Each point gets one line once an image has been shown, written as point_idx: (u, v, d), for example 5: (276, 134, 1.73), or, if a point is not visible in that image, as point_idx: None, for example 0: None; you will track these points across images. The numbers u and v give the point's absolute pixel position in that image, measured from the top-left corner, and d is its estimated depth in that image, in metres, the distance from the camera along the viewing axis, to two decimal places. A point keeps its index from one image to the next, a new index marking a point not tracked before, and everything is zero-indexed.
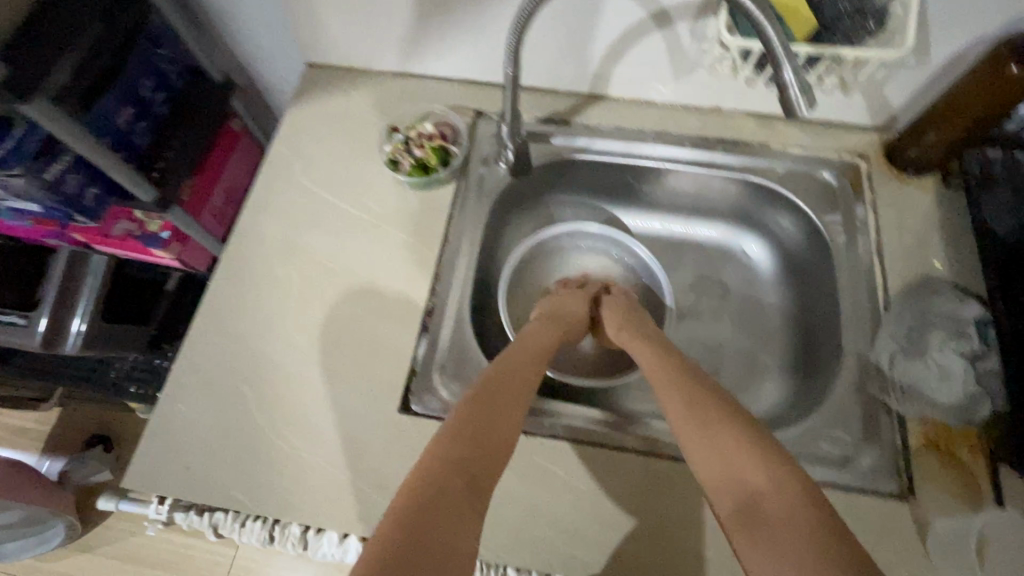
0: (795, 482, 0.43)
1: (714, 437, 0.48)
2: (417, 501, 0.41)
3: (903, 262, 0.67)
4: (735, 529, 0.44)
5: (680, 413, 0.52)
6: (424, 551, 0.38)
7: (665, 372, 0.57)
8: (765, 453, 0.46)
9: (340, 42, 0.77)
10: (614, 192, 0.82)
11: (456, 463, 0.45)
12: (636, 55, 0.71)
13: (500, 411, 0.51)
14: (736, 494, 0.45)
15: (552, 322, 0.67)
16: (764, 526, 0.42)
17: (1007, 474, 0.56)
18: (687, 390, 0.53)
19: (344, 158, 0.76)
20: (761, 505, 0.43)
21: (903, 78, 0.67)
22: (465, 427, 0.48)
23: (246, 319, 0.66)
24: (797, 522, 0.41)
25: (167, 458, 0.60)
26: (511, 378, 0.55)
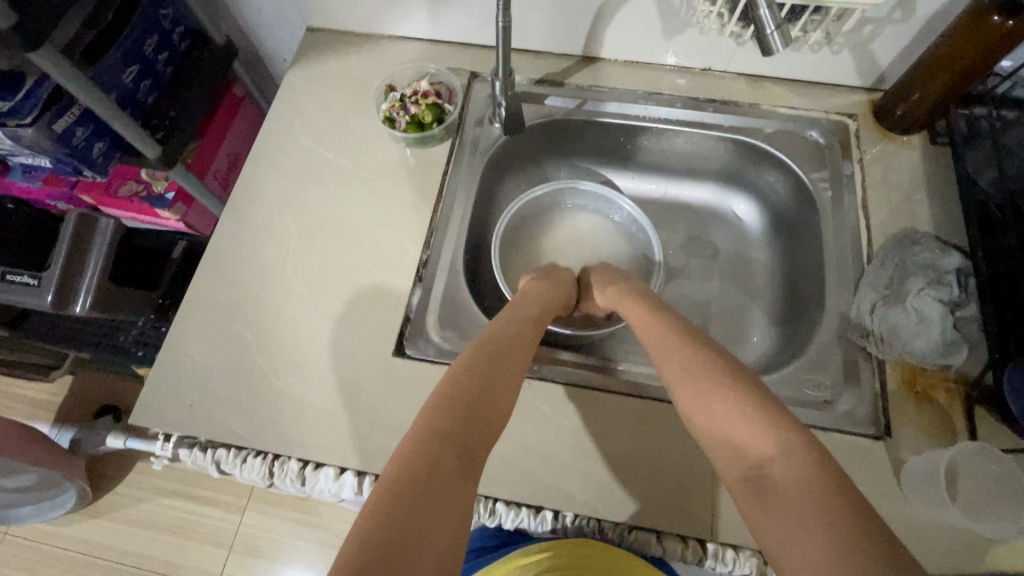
0: (798, 451, 0.44)
1: (713, 406, 0.50)
2: (417, 471, 0.43)
3: (888, 217, 0.68)
4: (740, 494, 0.45)
5: (679, 379, 0.54)
6: (424, 520, 0.40)
7: (661, 338, 0.59)
8: (764, 422, 0.47)
9: (339, 4, 0.78)
10: (606, 154, 0.84)
11: (455, 435, 0.47)
12: (628, 15, 0.72)
13: (499, 384, 0.53)
14: (741, 462, 0.47)
15: (546, 290, 0.69)
16: (770, 490, 0.43)
17: (981, 415, 0.58)
18: (686, 358, 0.55)
19: (342, 117, 0.77)
20: (765, 472, 0.44)
21: (891, 34, 0.67)
22: (464, 398, 0.50)
23: (247, 268, 0.68)
24: (800, 490, 0.42)
25: (171, 397, 0.62)
26: (513, 352, 0.57)
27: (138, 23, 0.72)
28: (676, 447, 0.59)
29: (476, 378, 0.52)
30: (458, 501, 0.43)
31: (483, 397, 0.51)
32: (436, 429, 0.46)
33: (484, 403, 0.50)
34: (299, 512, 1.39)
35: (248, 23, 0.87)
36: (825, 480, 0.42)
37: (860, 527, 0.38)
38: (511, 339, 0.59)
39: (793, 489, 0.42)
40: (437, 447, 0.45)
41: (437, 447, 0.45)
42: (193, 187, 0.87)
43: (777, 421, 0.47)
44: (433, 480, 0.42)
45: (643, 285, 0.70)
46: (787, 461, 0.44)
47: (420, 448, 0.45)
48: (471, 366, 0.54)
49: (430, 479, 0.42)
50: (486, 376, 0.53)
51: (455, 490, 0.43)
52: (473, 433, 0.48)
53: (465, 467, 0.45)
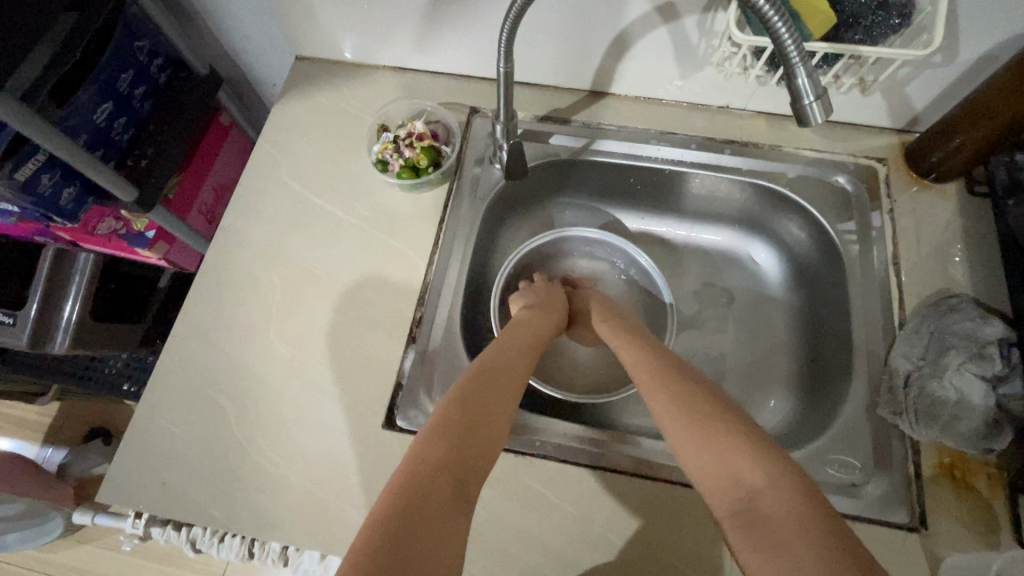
0: (794, 485, 0.42)
1: (704, 438, 0.47)
2: (405, 511, 0.39)
3: (922, 276, 0.63)
4: (732, 530, 0.43)
5: (668, 411, 0.51)
6: (414, 563, 0.36)
7: (648, 370, 0.57)
8: (761, 453, 0.45)
9: (331, 34, 0.73)
10: (614, 194, 0.78)
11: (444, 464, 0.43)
12: (641, 51, 0.66)
13: (490, 409, 0.50)
14: (733, 496, 0.44)
15: (540, 314, 0.65)
16: (764, 528, 0.40)
17: None
18: (675, 389, 0.53)
19: (333, 157, 0.72)
20: (756, 506, 0.42)
21: (929, 77, 0.62)
22: (454, 424, 0.47)
23: (228, 326, 0.63)
24: (797, 526, 0.39)
25: (143, 471, 0.57)
26: (501, 376, 0.54)
27: (111, 59, 0.67)
28: (691, 536, 0.54)
29: (466, 403, 0.49)
30: (449, 540, 0.39)
31: (474, 423, 0.48)
32: (424, 462, 0.43)
33: (472, 428, 0.47)
34: None
35: (234, 50, 0.81)
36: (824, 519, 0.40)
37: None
38: (499, 362, 0.56)
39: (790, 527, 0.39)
40: (425, 481, 0.42)
41: (425, 480, 0.42)
42: (174, 226, 0.82)
43: (770, 452, 0.45)
44: (422, 518, 0.39)
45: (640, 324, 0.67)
46: (781, 495, 0.42)
47: (406, 482, 0.41)
48: (462, 391, 0.51)
49: (420, 515, 0.39)
50: (474, 399, 0.50)
51: (446, 527, 0.39)
52: (464, 464, 0.45)
53: (456, 501, 0.42)
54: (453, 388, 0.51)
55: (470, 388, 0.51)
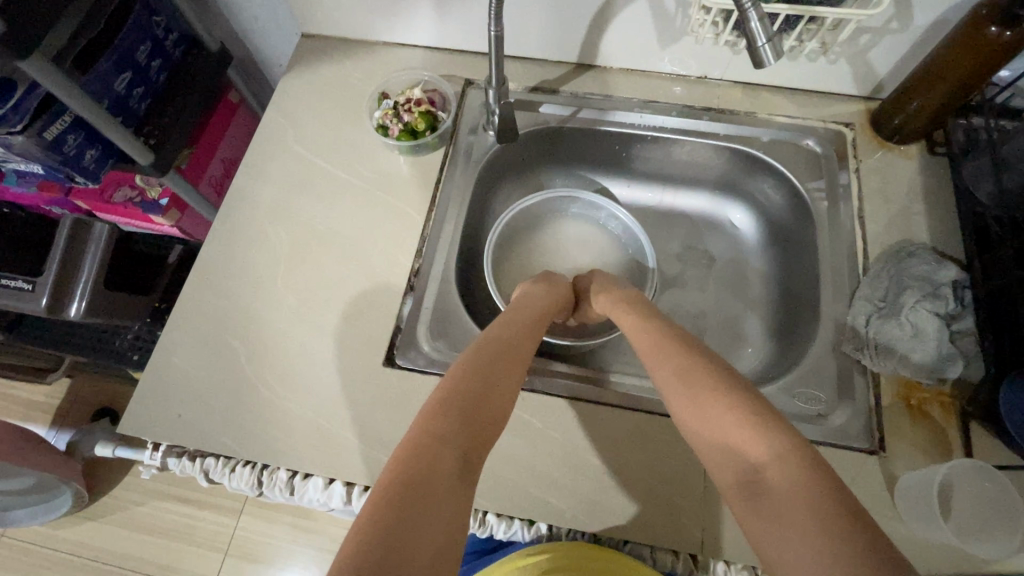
0: (794, 454, 0.44)
1: (708, 410, 0.50)
2: (413, 476, 0.42)
3: (884, 228, 0.68)
4: (738, 500, 0.45)
5: (674, 385, 0.54)
6: (420, 524, 0.39)
7: (655, 345, 0.59)
8: (760, 424, 0.47)
9: (335, 11, 0.78)
10: (602, 162, 0.83)
11: (451, 437, 0.46)
12: (623, 22, 0.71)
13: (495, 387, 0.53)
14: (737, 468, 0.46)
15: (543, 294, 0.69)
16: (766, 496, 0.42)
17: (976, 429, 0.57)
18: (681, 363, 0.55)
19: (336, 124, 0.77)
20: (760, 476, 0.44)
21: (888, 44, 0.67)
22: (462, 402, 0.50)
23: (238, 277, 0.68)
24: (792, 491, 0.41)
25: (160, 406, 0.62)
26: (506, 357, 0.56)
27: (131, 29, 0.72)
28: (667, 460, 0.58)
29: (474, 381, 0.52)
30: (454, 506, 0.41)
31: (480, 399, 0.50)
32: (431, 433, 0.46)
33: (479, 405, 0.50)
34: (295, 517, 1.38)
35: (243, 28, 0.87)
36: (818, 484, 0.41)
37: (861, 533, 0.37)
38: (505, 343, 0.58)
39: (790, 493, 0.41)
40: (433, 451, 0.44)
41: (433, 449, 0.44)
42: (186, 194, 0.88)
43: (770, 423, 0.47)
44: (429, 484, 0.42)
45: (640, 294, 0.69)
46: (781, 464, 0.43)
47: (414, 450, 0.44)
48: (469, 369, 0.53)
49: (428, 482, 0.42)
50: (480, 377, 0.53)
51: (451, 494, 0.42)
52: (471, 437, 0.47)
53: (462, 471, 0.44)
54: (460, 367, 0.54)
55: (477, 367, 0.54)
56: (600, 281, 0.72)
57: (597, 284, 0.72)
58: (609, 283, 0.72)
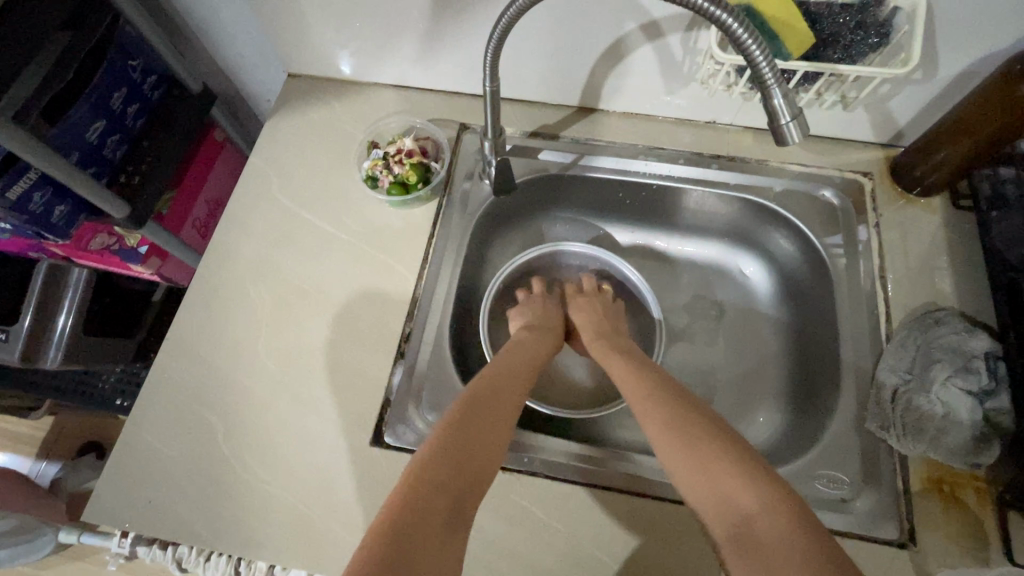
0: (781, 506, 0.43)
1: (696, 457, 0.48)
2: (404, 531, 0.40)
3: (908, 289, 0.63)
4: (730, 553, 0.44)
5: (660, 433, 0.52)
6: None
7: (639, 389, 0.57)
8: (750, 474, 0.46)
9: (323, 52, 0.74)
10: (604, 208, 0.79)
11: (442, 484, 0.45)
12: (627, 68, 0.67)
13: (485, 429, 0.51)
14: (728, 518, 0.45)
15: (535, 337, 0.66)
16: (757, 551, 0.42)
17: (1015, 520, 0.52)
18: (665, 411, 0.53)
19: (324, 172, 0.73)
20: (750, 529, 0.43)
21: (910, 93, 0.62)
22: (451, 445, 0.48)
23: (217, 342, 0.64)
24: (786, 545, 0.41)
25: (129, 491, 0.57)
26: (495, 398, 0.54)
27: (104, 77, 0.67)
28: (678, 551, 0.54)
29: (464, 423, 0.50)
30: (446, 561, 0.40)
31: (468, 444, 0.49)
32: (419, 482, 0.44)
33: (469, 450, 0.48)
34: None
35: (227, 67, 0.83)
36: (806, 537, 0.41)
37: None
38: (496, 383, 0.56)
39: (780, 550, 0.40)
40: (421, 503, 0.43)
41: (425, 500, 0.43)
42: (167, 242, 0.83)
43: (761, 473, 0.46)
44: (418, 537, 0.40)
45: (636, 347, 0.66)
46: (773, 518, 0.42)
47: (402, 503, 0.42)
48: (460, 411, 0.52)
49: (416, 536, 0.40)
50: (468, 420, 0.51)
51: (441, 546, 0.41)
52: (461, 484, 0.46)
53: (453, 521, 0.43)
54: (449, 409, 0.52)
55: (466, 409, 0.52)
56: (588, 313, 0.71)
57: (585, 317, 0.70)
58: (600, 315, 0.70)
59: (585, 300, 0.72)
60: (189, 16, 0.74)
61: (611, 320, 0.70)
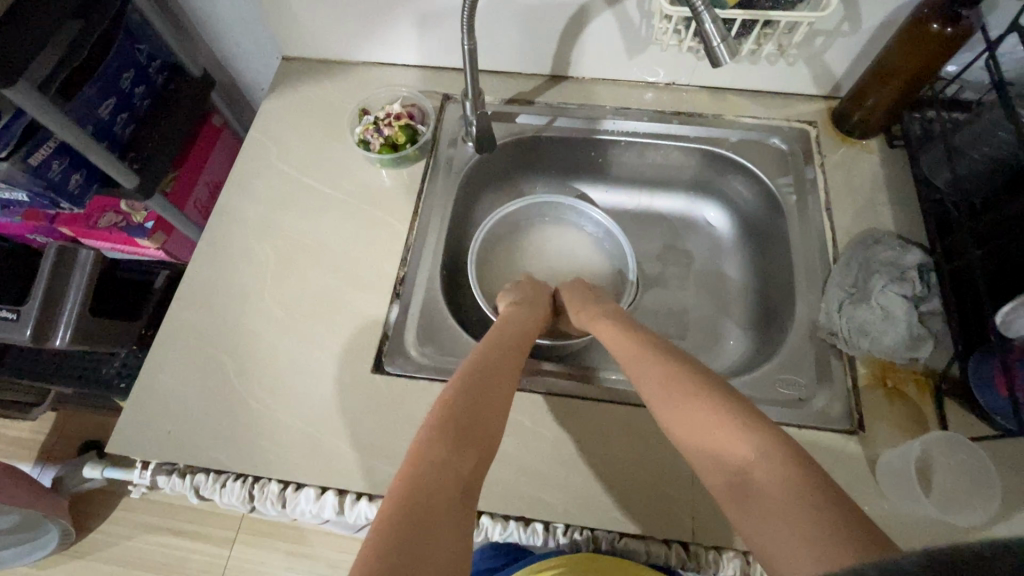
0: (779, 453, 0.44)
1: (690, 417, 0.49)
2: (414, 500, 0.41)
3: (851, 218, 0.70)
4: (728, 504, 0.44)
5: (655, 391, 0.53)
6: (432, 548, 0.38)
7: (633, 352, 0.58)
8: (744, 425, 0.46)
9: (314, 34, 0.80)
10: (579, 169, 0.86)
11: (448, 454, 0.45)
12: (590, 35, 0.75)
13: (484, 400, 0.52)
14: (726, 472, 0.46)
15: (524, 313, 0.69)
16: (756, 500, 0.42)
17: (949, 404, 0.59)
18: (658, 369, 0.54)
19: (319, 141, 0.79)
20: (747, 478, 0.44)
21: (841, 45, 0.70)
22: (454, 418, 0.49)
23: (226, 292, 0.69)
24: (779, 494, 0.41)
25: (149, 423, 0.62)
26: (492, 370, 0.56)
27: (115, 58, 0.74)
28: (652, 448, 0.60)
29: (462, 398, 0.51)
30: (462, 525, 0.41)
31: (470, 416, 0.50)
32: (427, 455, 0.45)
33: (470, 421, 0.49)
34: (289, 542, 1.31)
35: (224, 54, 0.89)
36: (804, 478, 0.42)
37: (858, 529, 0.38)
38: (491, 358, 0.58)
39: (780, 494, 0.41)
40: (432, 472, 0.43)
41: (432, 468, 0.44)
42: (172, 216, 0.89)
43: (755, 422, 0.47)
44: (433, 506, 0.41)
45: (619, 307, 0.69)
46: (770, 464, 0.43)
47: (413, 474, 0.43)
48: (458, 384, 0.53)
49: (429, 502, 0.41)
50: (467, 393, 0.52)
51: (455, 513, 0.41)
52: (466, 454, 0.46)
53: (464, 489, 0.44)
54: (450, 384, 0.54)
55: (464, 383, 0.53)
56: (581, 292, 0.73)
57: (575, 297, 0.73)
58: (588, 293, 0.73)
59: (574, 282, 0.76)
60: (189, 5, 0.80)
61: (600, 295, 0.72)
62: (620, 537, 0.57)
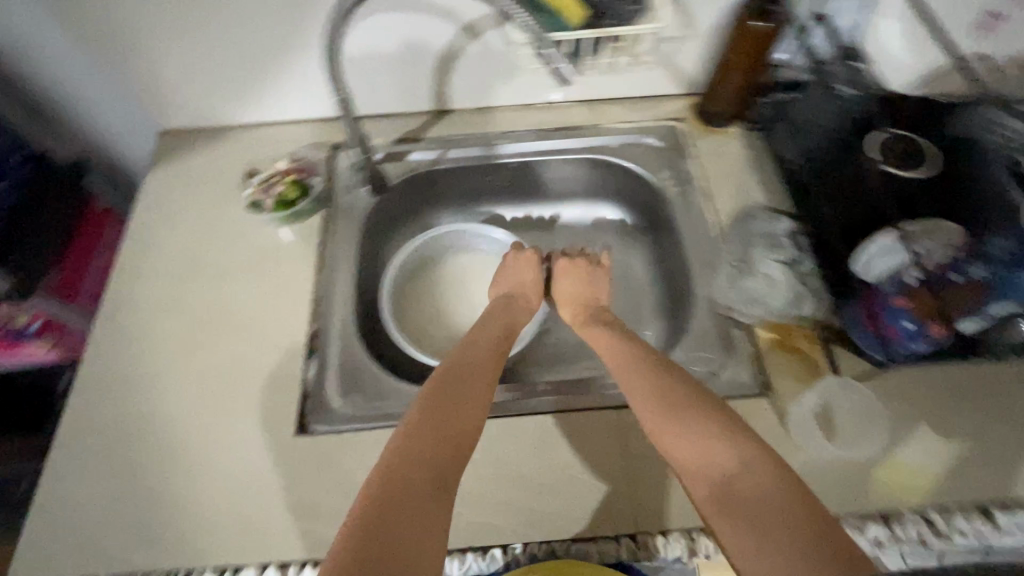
0: (764, 463, 0.47)
1: (678, 422, 0.51)
2: (384, 508, 0.44)
3: (727, 199, 0.77)
4: (711, 512, 0.46)
5: (642, 395, 0.56)
6: (399, 555, 0.41)
7: (623, 358, 0.61)
8: (731, 435, 0.49)
9: (188, 103, 0.79)
10: (480, 195, 0.89)
11: (423, 488, 0.46)
12: (462, 68, 0.78)
13: (462, 411, 0.54)
14: (712, 480, 0.47)
15: (508, 315, 0.71)
16: (742, 509, 0.44)
17: (839, 353, 0.64)
18: (650, 377, 0.57)
19: (209, 209, 0.77)
20: (732, 486, 0.46)
21: (687, 47, 0.77)
22: (429, 430, 0.51)
23: (128, 380, 0.65)
24: (763, 500, 0.44)
25: (54, 539, 0.57)
26: (473, 380, 0.58)
27: None
28: (586, 449, 0.62)
29: (440, 409, 0.53)
30: (429, 528, 0.44)
31: (445, 427, 0.51)
32: (400, 463, 0.47)
33: (446, 434, 0.51)
34: None
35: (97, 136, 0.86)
36: (786, 488, 0.45)
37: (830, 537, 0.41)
38: (471, 367, 0.59)
39: (765, 504, 0.44)
40: (402, 480, 0.46)
41: (407, 503, 0.44)
42: (60, 310, 0.84)
43: (741, 432, 0.50)
44: (402, 513, 0.44)
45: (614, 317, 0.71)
46: (756, 475, 0.46)
47: (385, 483, 0.46)
48: (437, 397, 0.54)
49: (398, 510, 0.44)
50: (444, 404, 0.54)
51: (424, 518, 0.44)
52: (439, 465, 0.49)
53: (434, 495, 0.46)
54: (428, 392, 0.55)
55: (444, 394, 0.55)
56: (578, 280, 0.75)
57: (573, 284, 0.74)
58: (585, 279, 0.75)
59: (569, 258, 0.77)
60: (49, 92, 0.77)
61: (594, 295, 0.74)
62: (573, 544, 0.57)
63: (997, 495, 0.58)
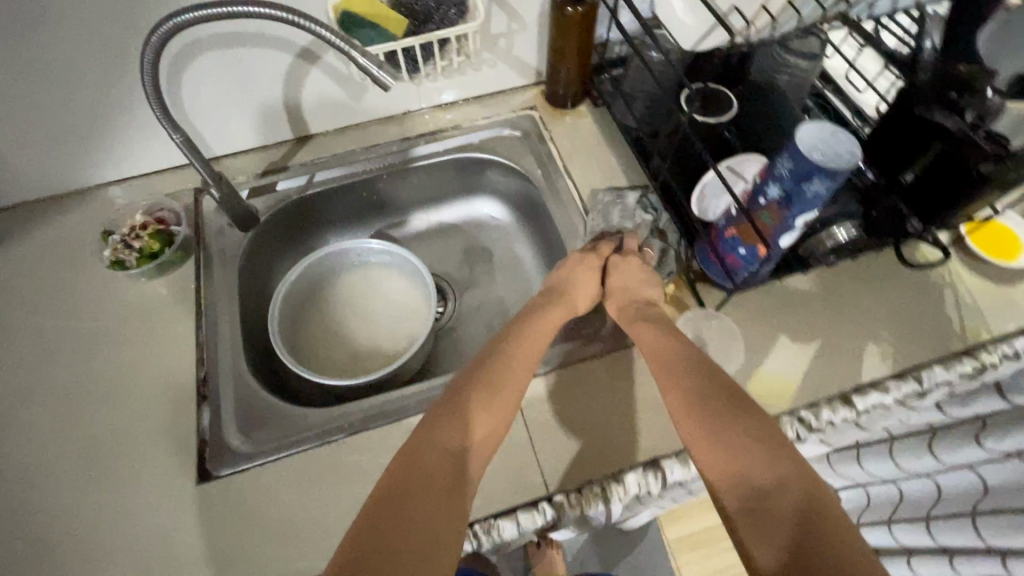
0: (802, 483, 0.48)
1: (717, 429, 0.53)
2: (395, 502, 0.48)
3: (587, 172, 0.82)
4: (737, 519, 0.48)
5: (684, 404, 0.56)
6: (400, 548, 0.45)
7: (669, 359, 0.60)
8: (772, 451, 0.50)
9: (26, 175, 0.75)
10: (361, 212, 0.90)
11: (436, 491, 0.50)
12: (310, 93, 0.79)
13: (475, 426, 0.56)
14: (744, 489, 0.49)
15: (553, 318, 0.68)
16: (770, 522, 0.47)
17: (701, 290, 0.71)
18: (693, 383, 0.57)
19: (70, 279, 0.74)
20: (766, 500, 0.48)
21: (520, 40, 0.82)
22: (447, 445, 0.54)
23: (2, 474, 0.61)
24: (796, 521, 0.46)
25: None
26: (496, 397, 0.59)
27: None
28: None
29: (457, 426, 0.56)
30: (436, 534, 0.47)
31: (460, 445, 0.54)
32: (415, 469, 0.51)
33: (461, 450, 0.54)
34: None
35: None
36: (820, 512, 0.46)
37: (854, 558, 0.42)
38: (495, 382, 0.61)
39: (799, 526, 0.46)
40: (416, 483, 0.50)
41: (418, 502, 0.48)
42: None
43: (785, 449, 0.51)
44: (411, 511, 0.48)
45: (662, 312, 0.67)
46: (791, 496, 0.48)
47: (398, 484, 0.50)
48: (459, 415, 0.57)
49: (407, 507, 0.48)
50: (462, 422, 0.56)
51: (432, 518, 0.48)
52: (450, 479, 0.51)
53: (444, 498, 0.49)
54: (450, 403, 0.58)
55: (464, 414, 0.57)
56: (630, 276, 0.71)
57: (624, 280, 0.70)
58: (640, 279, 0.70)
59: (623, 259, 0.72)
60: None
61: (643, 293, 0.69)
62: (494, 521, 0.59)
63: (851, 383, 0.66)
